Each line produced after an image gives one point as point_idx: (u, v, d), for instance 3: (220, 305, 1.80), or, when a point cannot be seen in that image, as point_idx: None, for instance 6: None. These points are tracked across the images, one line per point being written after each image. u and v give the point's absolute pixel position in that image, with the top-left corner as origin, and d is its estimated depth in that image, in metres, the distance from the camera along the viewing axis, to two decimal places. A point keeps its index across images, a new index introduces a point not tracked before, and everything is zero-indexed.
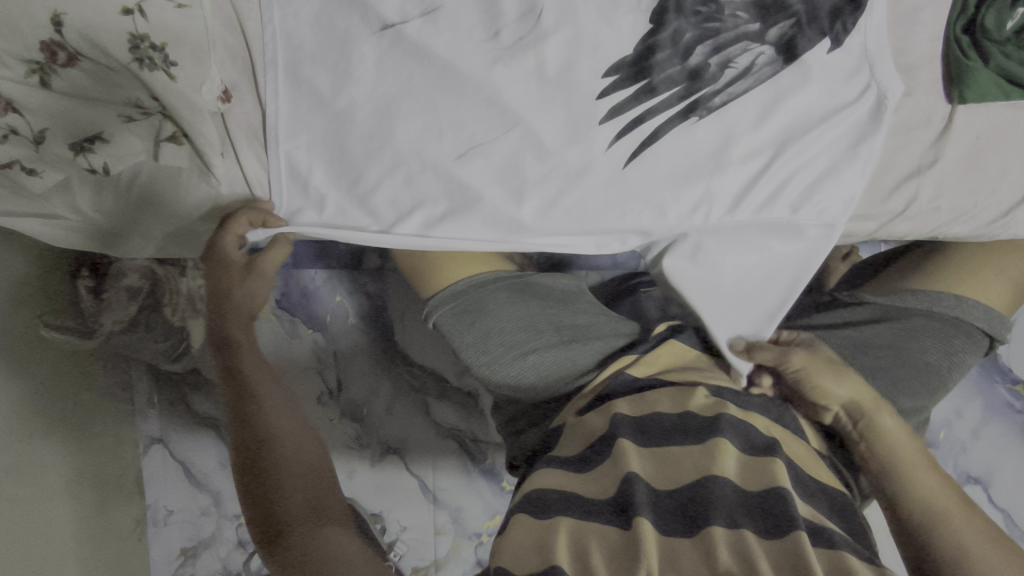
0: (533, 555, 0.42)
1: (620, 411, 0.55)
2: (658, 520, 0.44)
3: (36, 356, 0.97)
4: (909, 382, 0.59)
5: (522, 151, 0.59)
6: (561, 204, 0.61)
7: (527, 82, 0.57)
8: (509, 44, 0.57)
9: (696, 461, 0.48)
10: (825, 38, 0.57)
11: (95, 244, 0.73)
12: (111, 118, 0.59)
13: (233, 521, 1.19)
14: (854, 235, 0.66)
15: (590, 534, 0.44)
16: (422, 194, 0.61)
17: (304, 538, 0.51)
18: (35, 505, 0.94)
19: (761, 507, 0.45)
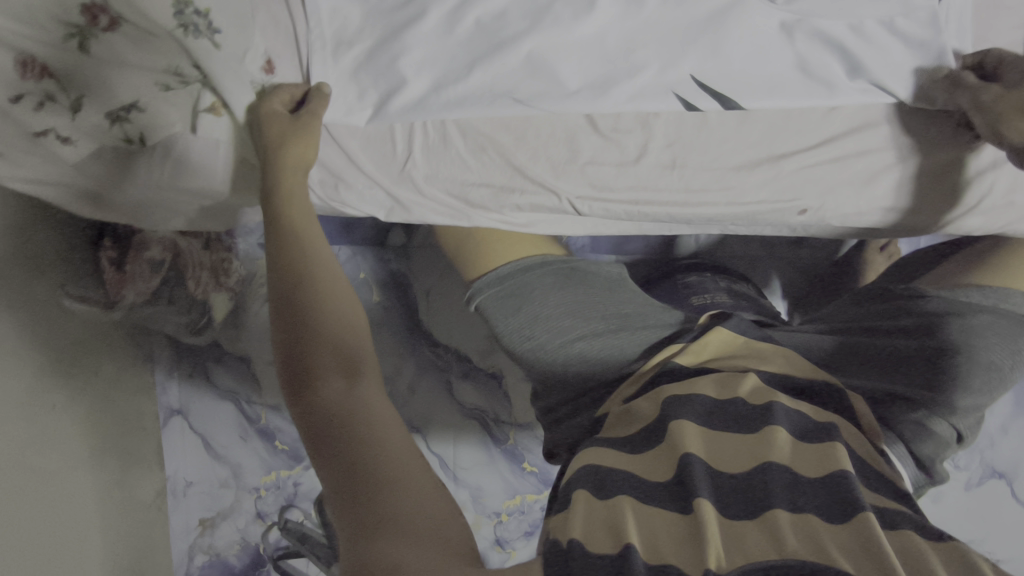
0: (606, 534, 0.42)
1: (670, 394, 0.54)
2: (720, 500, 0.44)
3: (58, 324, 0.96)
4: (967, 381, 0.56)
5: (579, 129, 0.58)
6: (612, 190, 0.61)
7: (584, 57, 0.55)
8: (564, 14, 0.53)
9: (754, 449, 0.48)
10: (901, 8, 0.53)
11: (108, 215, 0.71)
12: (149, 87, 0.57)
13: (252, 494, 1.21)
14: (902, 226, 0.64)
15: (652, 515, 0.44)
16: (474, 167, 0.61)
17: (420, 493, 0.45)
18: (59, 473, 0.94)
19: (828, 491, 0.44)
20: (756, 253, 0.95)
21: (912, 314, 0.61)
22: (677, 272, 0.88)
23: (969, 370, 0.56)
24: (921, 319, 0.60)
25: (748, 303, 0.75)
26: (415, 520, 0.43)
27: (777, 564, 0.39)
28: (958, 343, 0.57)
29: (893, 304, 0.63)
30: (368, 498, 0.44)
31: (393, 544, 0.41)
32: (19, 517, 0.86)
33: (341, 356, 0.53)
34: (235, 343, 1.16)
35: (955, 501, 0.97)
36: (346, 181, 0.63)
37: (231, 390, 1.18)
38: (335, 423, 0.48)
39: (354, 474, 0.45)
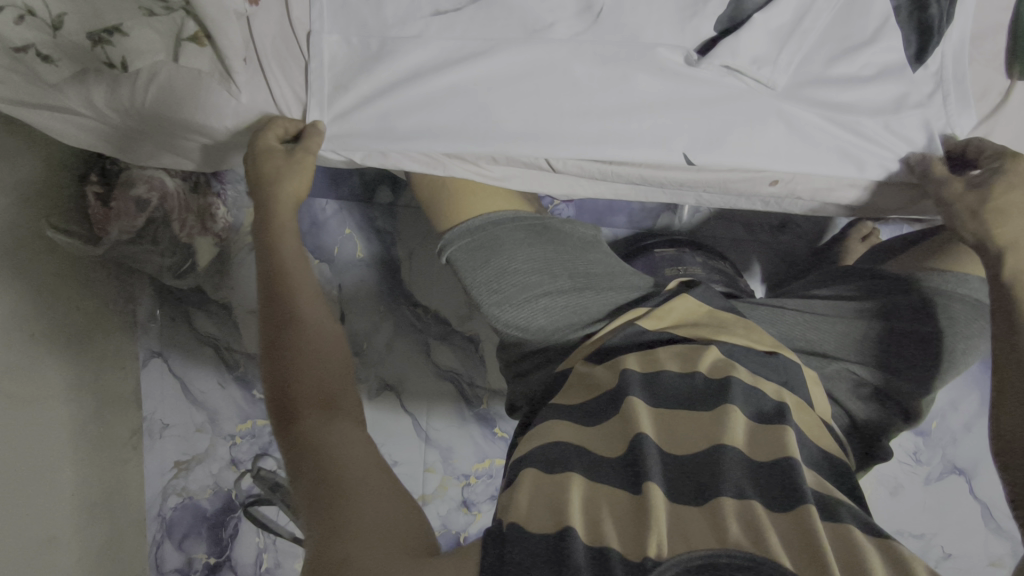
0: (548, 513, 0.43)
1: (631, 367, 0.55)
2: (668, 485, 0.45)
3: (42, 257, 0.96)
4: (923, 365, 0.58)
5: (557, 88, 0.58)
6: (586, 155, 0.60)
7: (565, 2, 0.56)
8: (566, 1, 0.56)
9: (708, 430, 0.48)
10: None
11: (110, 147, 0.72)
12: (132, 11, 0.57)
13: (227, 440, 1.22)
14: (870, 207, 0.65)
15: (600, 494, 0.45)
16: (445, 115, 0.59)
17: (377, 503, 0.46)
18: (36, 402, 0.96)
19: (774, 481, 0.44)
20: (739, 235, 0.95)
21: (882, 294, 0.62)
22: (656, 246, 0.88)
23: (928, 355, 0.58)
24: (890, 301, 0.61)
25: (723, 276, 0.78)
26: (366, 524, 0.44)
27: (720, 553, 0.39)
28: (922, 326, 0.59)
29: (865, 283, 0.64)
30: (326, 504, 0.46)
31: (342, 544, 0.42)
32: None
33: (322, 384, 0.56)
34: (218, 291, 1.17)
35: (911, 494, 0.98)
36: (320, 117, 0.61)
37: (212, 336, 1.19)
38: (308, 441, 0.51)
39: (318, 485, 0.47)
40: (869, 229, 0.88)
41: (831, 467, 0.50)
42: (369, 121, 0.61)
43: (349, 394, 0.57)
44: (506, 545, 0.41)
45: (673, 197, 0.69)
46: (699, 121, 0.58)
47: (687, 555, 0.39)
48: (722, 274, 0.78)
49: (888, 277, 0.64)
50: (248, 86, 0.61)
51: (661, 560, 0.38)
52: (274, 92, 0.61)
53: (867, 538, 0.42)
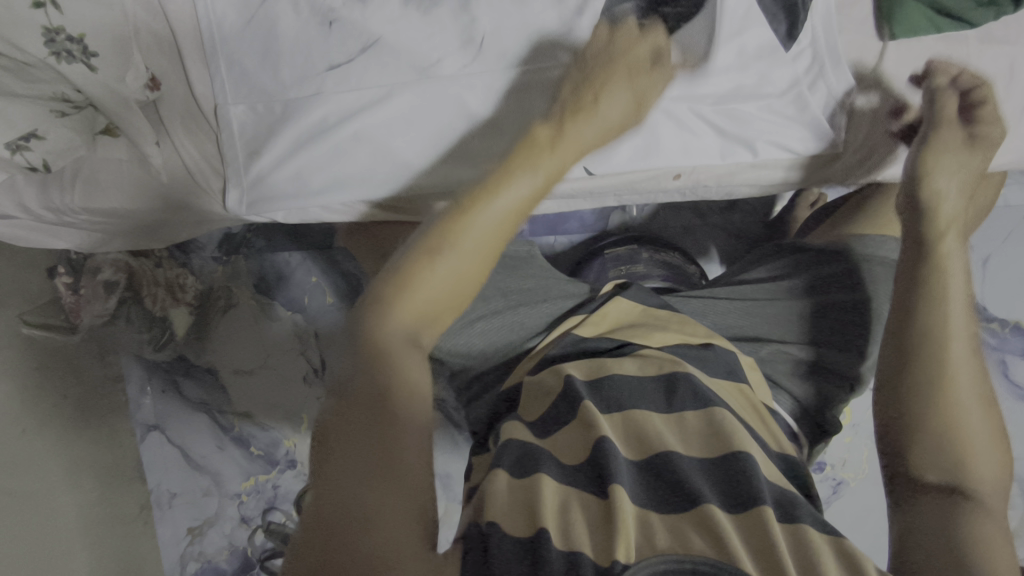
0: (522, 516, 0.41)
1: (574, 371, 0.55)
2: (634, 487, 0.43)
3: (25, 352, 1.00)
4: (842, 325, 0.61)
5: (456, 121, 0.59)
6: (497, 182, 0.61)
7: (447, 37, 0.57)
8: (447, 37, 0.57)
9: (659, 434, 0.48)
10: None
11: (56, 240, 0.74)
12: (43, 114, 0.58)
13: (234, 500, 1.20)
14: (790, 178, 0.65)
15: (571, 498, 0.43)
16: (354, 164, 0.61)
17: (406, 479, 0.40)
18: (38, 493, 1.00)
19: (729, 476, 0.44)
20: (691, 222, 0.95)
21: (788, 274, 0.67)
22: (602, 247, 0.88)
23: (842, 321, 0.61)
24: (797, 277, 0.65)
25: (671, 275, 0.82)
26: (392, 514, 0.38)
27: (684, 558, 0.38)
28: (830, 291, 0.63)
29: (775, 265, 0.69)
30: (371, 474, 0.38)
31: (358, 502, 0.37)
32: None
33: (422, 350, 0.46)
34: (202, 355, 1.16)
35: None
36: (237, 177, 0.63)
37: (204, 402, 1.18)
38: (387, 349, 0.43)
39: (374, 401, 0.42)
40: (814, 196, 0.90)
41: (780, 454, 0.50)
42: (281, 179, 0.62)
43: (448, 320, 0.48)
44: (486, 540, 0.39)
45: (597, 203, 0.70)
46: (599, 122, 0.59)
47: (653, 560, 0.38)
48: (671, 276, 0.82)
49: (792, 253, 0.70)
50: (165, 167, 0.64)
51: (630, 563, 0.37)
52: (190, 166, 0.64)
53: (820, 534, 0.42)
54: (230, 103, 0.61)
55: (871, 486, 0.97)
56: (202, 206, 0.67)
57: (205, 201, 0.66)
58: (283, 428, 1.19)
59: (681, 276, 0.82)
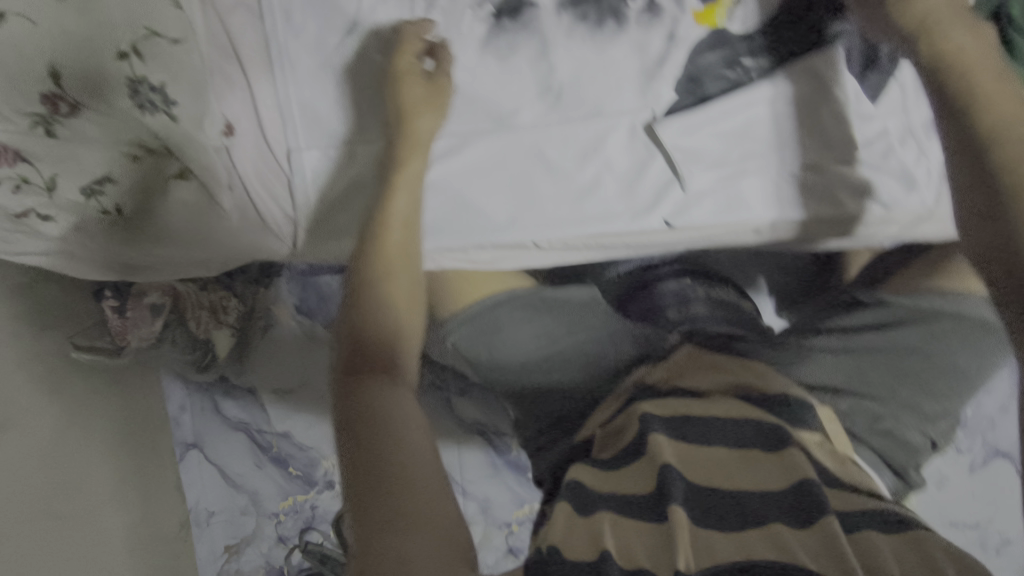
0: (585, 543, 0.42)
1: (648, 409, 0.54)
2: (692, 507, 0.43)
3: (68, 377, 1.00)
4: (930, 384, 0.59)
5: (535, 172, 0.58)
6: (572, 232, 0.59)
7: (524, 85, 0.57)
8: (525, 86, 0.57)
9: (720, 460, 0.48)
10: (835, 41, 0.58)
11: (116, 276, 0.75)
12: (117, 159, 0.59)
13: (272, 519, 1.22)
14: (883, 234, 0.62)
15: (633, 525, 0.43)
16: (427, 214, 0.59)
17: (431, 481, 0.40)
18: (87, 515, 0.99)
19: (792, 496, 0.44)
20: (742, 256, 0.94)
21: (873, 328, 0.63)
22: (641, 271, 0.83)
23: (927, 377, 0.60)
24: (882, 334, 0.62)
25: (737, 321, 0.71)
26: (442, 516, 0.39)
27: (746, 565, 0.39)
28: (919, 349, 0.60)
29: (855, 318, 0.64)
30: (375, 493, 0.38)
31: (415, 538, 0.37)
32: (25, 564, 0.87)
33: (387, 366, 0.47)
34: (242, 376, 1.17)
35: (957, 485, 0.96)
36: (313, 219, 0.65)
37: (242, 421, 1.19)
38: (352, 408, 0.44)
39: (372, 457, 0.40)
40: None
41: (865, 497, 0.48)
42: None
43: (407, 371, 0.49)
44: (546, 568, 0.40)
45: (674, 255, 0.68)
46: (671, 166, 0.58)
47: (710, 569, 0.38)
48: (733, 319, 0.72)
49: (869, 305, 0.65)
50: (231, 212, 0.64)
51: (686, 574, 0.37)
52: (258, 209, 0.64)
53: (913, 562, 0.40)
54: (308, 150, 0.62)
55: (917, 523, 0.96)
56: (267, 247, 0.67)
57: (271, 242, 0.67)
58: (321, 448, 1.19)
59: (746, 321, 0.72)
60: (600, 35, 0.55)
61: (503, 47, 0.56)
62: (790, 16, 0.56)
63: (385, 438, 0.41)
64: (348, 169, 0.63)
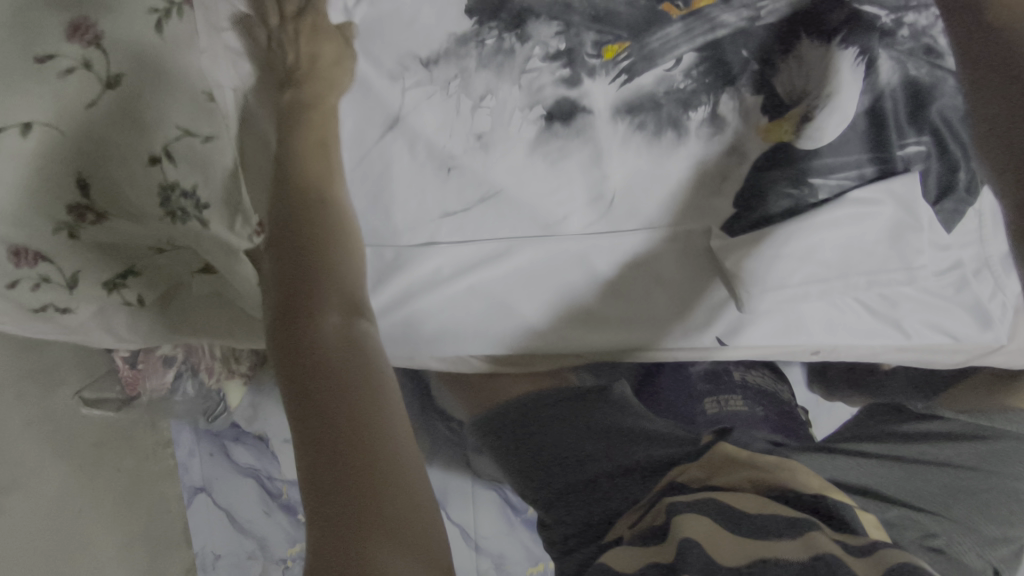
0: None
1: (680, 500, 0.46)
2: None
3: (85, 428, 1.01)
4: (994, 508, 0.55)
5: (582, 280, 0.55)
6: (622, 347, 0.56)
7: (575, 187, 0.54)
8: (575, 192, 0.54)
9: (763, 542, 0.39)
10: (921, 145, 0.50)
11: None
12: (143, 252, 0.57)
13: (279, 564, 1.17)
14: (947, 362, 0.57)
15: None
16: (465, 316, 0.57)
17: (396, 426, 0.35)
18: (92, 573, 1.00)
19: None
20: None
21: (932, 441, 0.61)
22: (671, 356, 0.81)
23: (991, 500, 0.55)
24: (942, 447, 0.60)
25: (769, 426, 0.67)
26: (421, 498, 0.32)
27: None
28: (974, 467, 0.58)
29: (917, 426, 0.63)
30: (333, 452, 0.32)
31: (385, 549, 0.29)
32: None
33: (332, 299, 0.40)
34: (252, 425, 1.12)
35: None
36: None
37: (252, 467, 1.14)
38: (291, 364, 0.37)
39: (330, 438, 0.33)
40: None
41: None
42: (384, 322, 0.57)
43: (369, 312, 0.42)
44: None
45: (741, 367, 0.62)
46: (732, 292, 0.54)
47: None
48: (772, 426, 0.67)
49: (926, 417, 0.65)
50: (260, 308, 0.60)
51: None
52: None
53: None
54: None
55: None
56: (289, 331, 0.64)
57: None
58: None
59: (780, 428, 0.67)
60: (656, 145, 0.53)
61: (554, 151, 0.54)
62: (874, 129, 0.50)
63: (331, 388, 0.35)
64: (380, 269, 0.57)
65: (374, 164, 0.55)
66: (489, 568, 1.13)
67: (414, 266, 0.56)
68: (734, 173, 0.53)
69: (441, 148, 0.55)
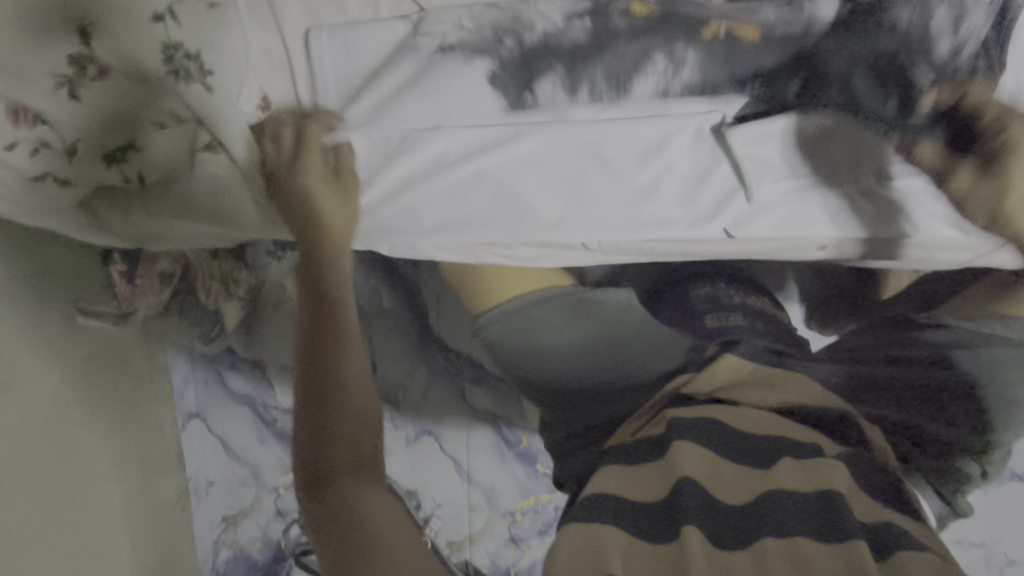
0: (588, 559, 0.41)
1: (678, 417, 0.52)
2: (710, 528, 0.43)
3: (77, 337, 0.97)
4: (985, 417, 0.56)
5: (591, 169, 0.57)
6: (625, 232, 0.57)
7: (570, 77, 0.58)
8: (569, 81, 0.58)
9: (751, 482, 0.47)
10: (905, 45, 0.54)
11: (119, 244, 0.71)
12: (147, 126, 0.56)
13: (272, 492, 1.18)
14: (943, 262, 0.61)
15: (641, 547, 0.42)
16: (475, 204, 0.58)
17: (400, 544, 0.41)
18: (83, 485, 0.96)
19: (811, 515, 0.43)
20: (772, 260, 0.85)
21: (932, 350, 0.60)
22: (673, 272, 0.81)
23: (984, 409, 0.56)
24: (941, 356, 0.59)
25: (775, 338, 0.67)
26: None
27: None
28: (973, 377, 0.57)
29: (922, 336, 0.61)
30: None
31: None
32: (16, 525, 0.85)
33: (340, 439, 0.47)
34: (250, 349, 1.13)
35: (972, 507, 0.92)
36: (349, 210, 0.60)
37: (248, 394, 1.18)
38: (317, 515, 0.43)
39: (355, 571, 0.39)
40: None
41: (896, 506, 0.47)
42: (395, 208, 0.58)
43: (376, 455, 0.48)
44: None
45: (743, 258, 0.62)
46: (735, 170, 0.57)
47: None
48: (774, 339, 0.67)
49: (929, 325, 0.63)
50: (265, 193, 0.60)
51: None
52: None
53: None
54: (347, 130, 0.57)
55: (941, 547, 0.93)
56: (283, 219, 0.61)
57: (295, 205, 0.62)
58: None
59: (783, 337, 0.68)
60: None
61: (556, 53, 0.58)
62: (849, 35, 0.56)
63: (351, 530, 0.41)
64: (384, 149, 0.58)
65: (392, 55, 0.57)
66: (480, 501, 1.12)
67: (421, 148, 0.57)
68: (725, 91, 0.59)
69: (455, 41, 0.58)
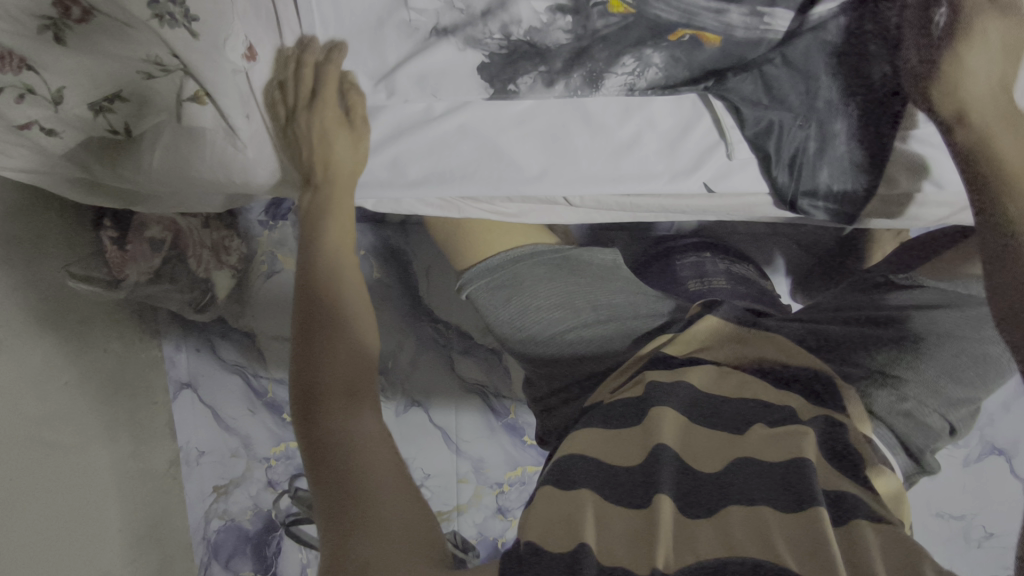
0: (561, 526, 0.40)
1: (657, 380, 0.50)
2: (681, 497, 0.41)
3: (74, 300, 0.96)
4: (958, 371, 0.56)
5: (572, 122, 0.61)
6: (602, 185, 0.62)
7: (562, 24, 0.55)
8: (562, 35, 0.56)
9: (726, 450, 0.45)
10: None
11: (109, 201, 0.71)
12: (130, 75, 0.55)
13: (262, 463, 1.19)
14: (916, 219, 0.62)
15: (613, 512, 0.41)
16: (462, 157, 0.62)
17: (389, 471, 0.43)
18: (75, 447, 0.96)
19: (786, 482, 0.41)
20: (761, 231, 0.85)
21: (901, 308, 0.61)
22: (663, 245, 0.82)
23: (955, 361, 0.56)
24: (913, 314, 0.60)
25: (754, 298, 0.68)
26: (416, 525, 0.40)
27: (718, 564, 0.36)
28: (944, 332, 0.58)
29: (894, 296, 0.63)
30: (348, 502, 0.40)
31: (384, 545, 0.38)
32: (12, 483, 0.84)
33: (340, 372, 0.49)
34: (240, 320, 1.13)
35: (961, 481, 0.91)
36: None
37: (238, 363, 1.16)
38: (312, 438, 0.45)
39: (342, 494, 0.41)
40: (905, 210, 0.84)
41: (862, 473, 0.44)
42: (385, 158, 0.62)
43: (372, 388, 0.50)
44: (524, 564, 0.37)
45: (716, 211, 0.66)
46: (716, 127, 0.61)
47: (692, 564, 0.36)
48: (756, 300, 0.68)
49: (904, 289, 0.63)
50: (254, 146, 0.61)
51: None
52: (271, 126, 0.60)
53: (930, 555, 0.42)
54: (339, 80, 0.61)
55: (930, 522, 0.92)
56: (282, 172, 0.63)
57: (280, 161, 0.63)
58: None
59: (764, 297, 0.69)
60: None
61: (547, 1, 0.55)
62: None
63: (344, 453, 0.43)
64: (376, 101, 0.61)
65: (359, 17, 0.58)
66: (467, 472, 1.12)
67: (410, 100, 0.60)
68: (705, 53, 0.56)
69: (419, 18, 0.57)
